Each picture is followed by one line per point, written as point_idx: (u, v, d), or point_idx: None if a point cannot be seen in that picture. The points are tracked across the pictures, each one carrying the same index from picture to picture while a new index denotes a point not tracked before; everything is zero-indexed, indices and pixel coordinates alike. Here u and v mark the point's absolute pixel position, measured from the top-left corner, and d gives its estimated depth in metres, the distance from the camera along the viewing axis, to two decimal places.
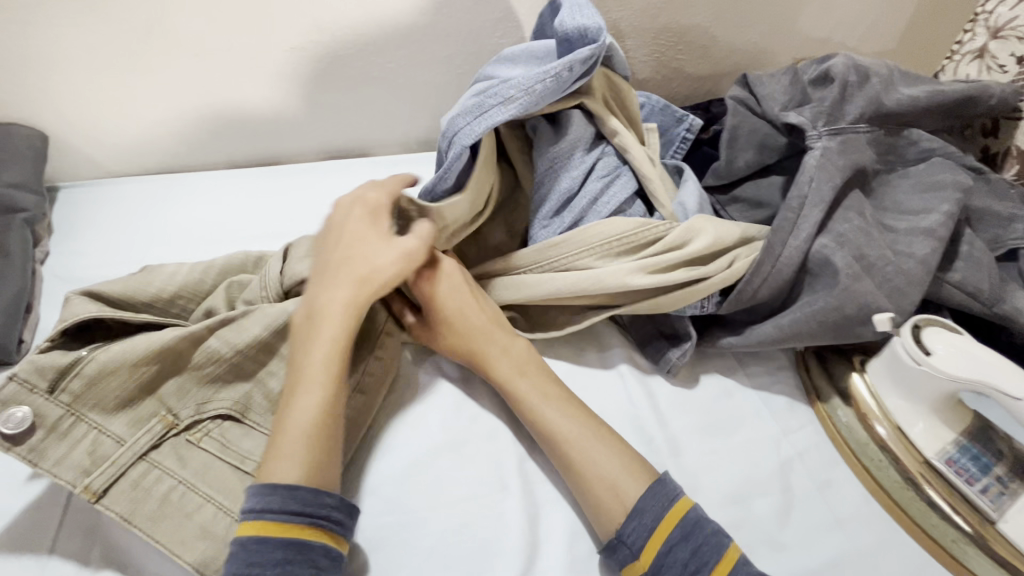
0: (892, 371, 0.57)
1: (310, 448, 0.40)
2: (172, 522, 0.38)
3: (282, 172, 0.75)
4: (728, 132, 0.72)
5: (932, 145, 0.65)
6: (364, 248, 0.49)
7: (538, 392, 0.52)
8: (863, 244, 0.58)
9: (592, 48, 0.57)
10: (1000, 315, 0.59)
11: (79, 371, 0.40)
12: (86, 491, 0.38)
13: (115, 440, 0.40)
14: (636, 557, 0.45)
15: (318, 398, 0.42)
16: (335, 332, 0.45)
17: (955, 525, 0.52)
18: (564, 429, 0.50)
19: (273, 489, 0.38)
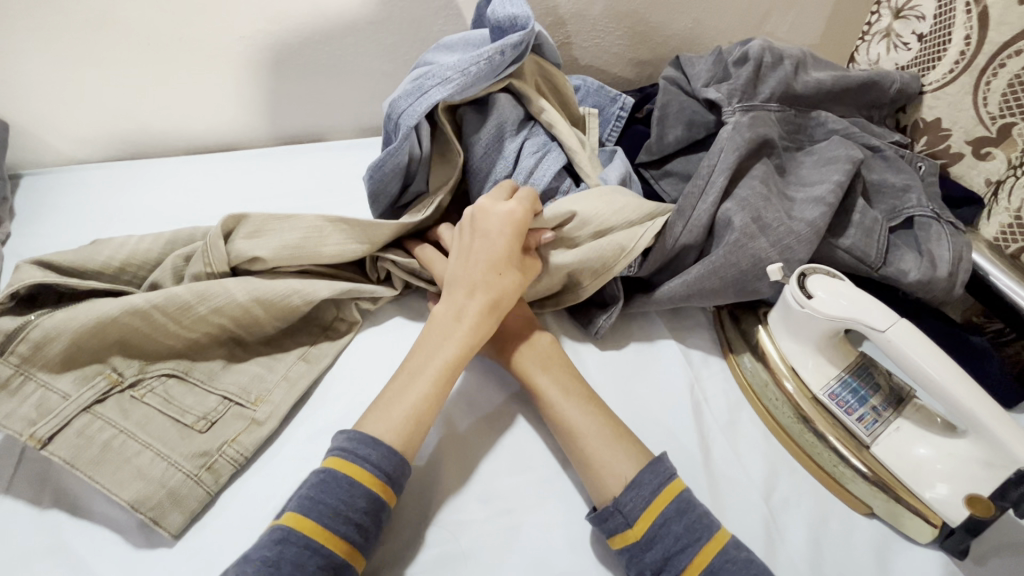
0: (787, 322, 0.50)
1: (409, 427, 0.43)
2: (113, 465, 0.43)
3: (235, 155, 0.78)
4: (659, 109, 0.69)
5: (837, 127, 0.64)
6: (506, 272, 0.50)
7: (559, 387, 0.48)
8: (758, 205, 0.54)
9: (523, 32, 0.56)
10: (885, 277, 0.55)
11: (26, 335, 0.45)
12: (32, 438, 0.42)
13: (61, 395, 0.45)
14: (630, 525, 0.41)
15: (421, 396, 0.44)
16: (463, 336, 0.47)
17: (847, 461, 0.46)
18: (575, 425, 0.46)
19: (377, 445, 0.41)
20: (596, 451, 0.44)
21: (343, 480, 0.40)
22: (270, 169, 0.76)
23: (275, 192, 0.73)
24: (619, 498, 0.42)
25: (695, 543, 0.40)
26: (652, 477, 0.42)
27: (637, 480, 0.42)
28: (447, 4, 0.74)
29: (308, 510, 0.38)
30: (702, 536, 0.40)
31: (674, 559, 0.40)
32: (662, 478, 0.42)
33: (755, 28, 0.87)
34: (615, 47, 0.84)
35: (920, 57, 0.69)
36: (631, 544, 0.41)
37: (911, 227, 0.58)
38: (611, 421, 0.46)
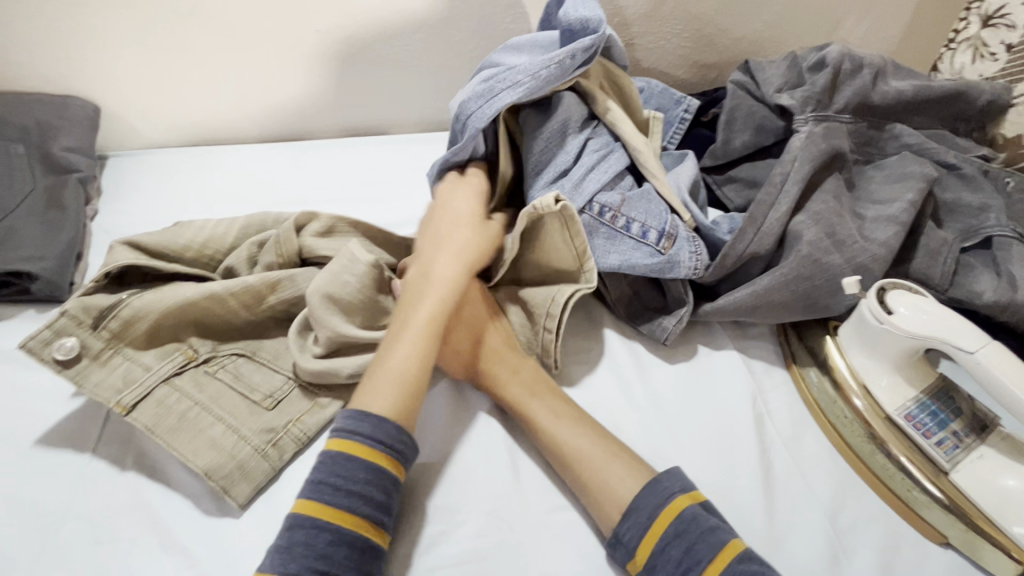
0: (861, 337, 0.48)
1: (402, 396, 0.44)
2: (189, 435, 0.45)
3: (303, 146, 0.80)
4: (726, 113, 0.68)
5: (914, 140, 0.61)
6: (461, 220, 0.54)
7: (549, 410, 0.46)
8: (830, 221, 0.52)
9: (593, 37, 0.56)
10: (954, 300, 0.53)
11: (117, 314, 0.48)
12: (118, 405, 0.45)
13: (144, 367, 0.48)
14: (632, 554, 0.40)
15: (413, 349, 0.46)
16: (443, 293, 0.48)
17: (922, 487, 0.43)
18: (562, 440, 0.45)
19: (365, 416, 0.42)
20: (607, 466, 0.43)
21: (342, 458, 0.40)
22: (334, 162, 0.78)
23: (338, 183, 0.75)
24: (616, 527, 0.41)
25: (697, 567, 0.38)
26: (646, 501, 0.41)
27: (633, 507, 0.41)
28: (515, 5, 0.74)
29: (313, 492, 0.39)
30: (704, 558, 0.38)
31: None
32: (660, 499, 0.41)
33: (827, 37, 0.84)
34: (680, 51, 0.83)
35: (1010, 68, 0.66)
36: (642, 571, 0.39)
37: (989, 248, 0.55)
38: (608, 442, 0.45)
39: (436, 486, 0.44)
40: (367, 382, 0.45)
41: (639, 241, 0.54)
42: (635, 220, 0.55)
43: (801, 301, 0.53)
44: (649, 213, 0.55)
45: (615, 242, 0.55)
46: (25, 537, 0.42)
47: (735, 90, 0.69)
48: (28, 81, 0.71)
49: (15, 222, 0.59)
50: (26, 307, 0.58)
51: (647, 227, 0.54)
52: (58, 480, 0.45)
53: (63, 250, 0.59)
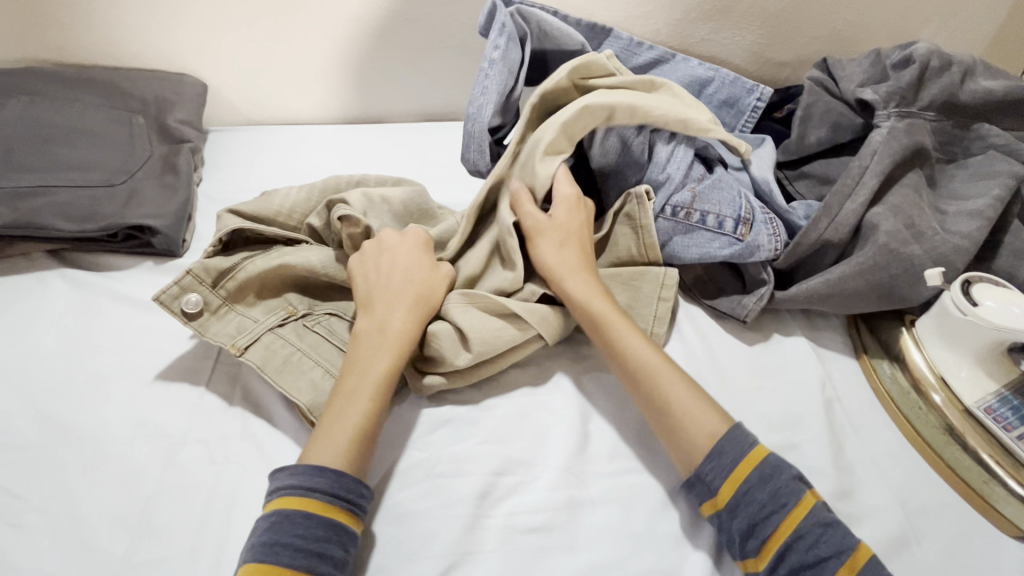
0: (943, 329, 0.48)
1: (347, 450, 0.43)
2: (293, 375, 0.50)
3: (384, 128, 0.85)
4: (802, 110, 0.68)
5: (1000, 141, 0.60)
6: (413, 269, 0.52)
7: (634, 331, 0.50)
8: (909, 213, 0.53)
9: (495, 48, 0.63)
10: None
11: (234, 274, 0.53)
12: (234, 346, 0.51)
13: (253, 320, 0.53)
14: (714, 495, 0.42)
15: (368, 404, 0.45)
16: (396, 347, 0.48)
17: (1000, 481, 0.44)
18: (641, 361, 0.48)
19: (321, 472, 0.41)
20: (671, 387, 0.46)
21: (297, 515, 0.39)
22: (411, 144, 0.83)
23: (416, 163, 0.79)
24: (698, 466, 0.43)
25: (781, 509, 0.40)
26: (715, 467, 0.42)
27: (719, 447, 0.42)
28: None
29: (265, 555, 0.38)
30: (788, 502, 0.40)
31: (760, 525, 0.40)
32: (743, 448, 0.42)
33: (911, 37, 0.83)
34: (756, 46, 0.83)
35: None
36: (720, 513, 0.42)
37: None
38: (685, 378, 0.47)
39: (514, 441, 0.48)
40: (316, 437, 0.43)
41: (715, 233, 0.56)
42: (709, 212, 0.56)
43: (879, 292, 0.53)
44: (722, 202, 0.56)
45: (689, 236, 0.57)
46: (151, 452, 0.47)
47: (812, 87, 0.69)
48: (147, 56, 0.78)
49: (139, 182, 0.66)
50: (144, 259, 0.64)
51: (721, 217, 0.56)
52: (177, 407, 0.50)
53: (178, 209, 0.65)
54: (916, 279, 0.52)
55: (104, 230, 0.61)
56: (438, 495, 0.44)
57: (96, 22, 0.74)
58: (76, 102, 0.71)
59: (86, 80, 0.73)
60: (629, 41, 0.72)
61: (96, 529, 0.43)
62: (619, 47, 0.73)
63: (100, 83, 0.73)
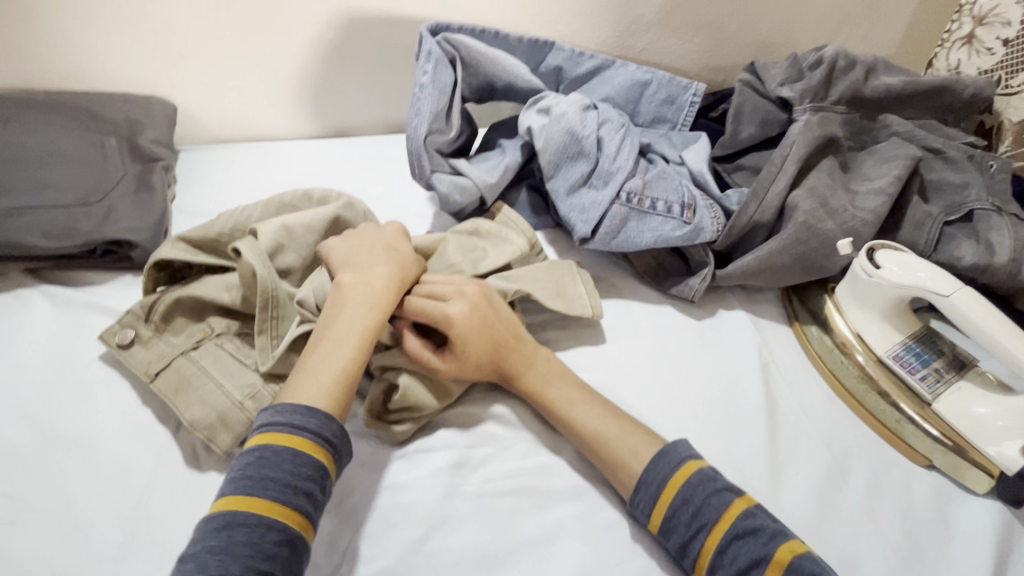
0: (856, 294, 0.54)
1: (330, 389, 0.48)
2: (189, 393, 0.51)
3: (351, 142, 0.89)
4: (733, 108, 0.73)
5: (902, 129, 0.70)
6: (396, 252, 0.58)
7: (566, 398, 0.51)
8: (826, 195, 0.60)
9: (422, 74, 0.69)
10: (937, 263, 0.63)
11: (156, 306, 0.57)
12: (145, 373, 0.53)
13: (170, 344, 0.55)
14: (649, 517, 0.45)
15: (345, 356, 0.49)
16: (372, 304, 0.52)
17: (909, 419, 0.50)
18: (597, 432, 0.48)
19: (303, 411, 0.45)
20: (636, 454, 0.47)
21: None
22: (377, 156, 0.87)
23: (384, 173, 0.84)
24: (644, 475, 0.46)
25: (705, 526, 0.43)
26: (655, 474, 0.46)
27: (649, 476, 0.46)
28: (545, 12, 0.82)
29: None
30: (711, 518, 0.43)
31: (690, 543, 0.43)
32: (672, 467, 0.46)
33: (828, 41, 0.92)
34: (692, 54, 0.90)
35: (1007, 60, 0.73)
36: (658, 531, 0.45)
37: (973, 220, 0.64)
38: (624, 423, 0.49)
39: (486, 417, 0.52)
40: (294, 384, 0.48)
41: (666, 216, 0.62)
42: (658, 199, 0.63)
43: (803, 263, 0.60)
44: (667, 190, 0.63)
45: (643, 221, 0.62)
46: (141, 449, 0.50)
47: (743, 88, 0.74)
48: (118, 79, 0.80)
49: (115, 200, 0.69)
50: (123, 273, 0.67)
51: (671, 202, 0.63)
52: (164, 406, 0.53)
53: (155, 224, 0.68)
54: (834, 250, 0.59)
55: (83, 247, 0.64)
56: (418, 466, 0.49)
57: (64, 48, 0.76)
58: (47, 126, 0.73)
59: (57, 104, 0.76)
60: (572, 51, 0.79)
61: (93, 522, 0.45)
62: (563, 58, 0.79)
63: (72, 107, 0.76)
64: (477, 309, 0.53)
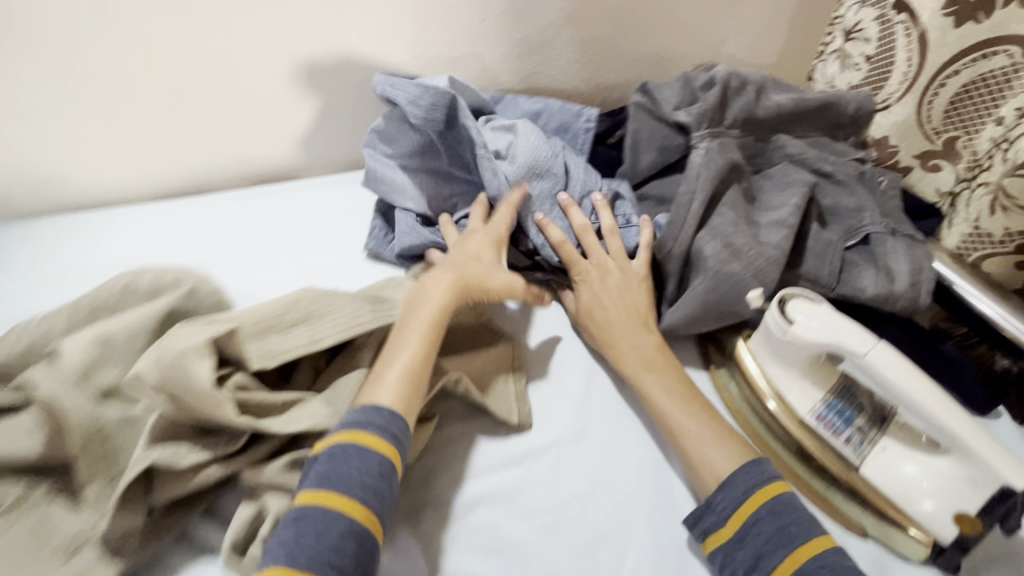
0: (772, 347, 0.50)
1: (406, 390, 0.49)
2: None
3: (200, 199, 0.74)
4: (630, 137, 0.69)
5: (796, 150, 0.68)
6: (472, 232, 0.62)
7: (663, 389, 0.54)
8: (729, 231, 0.57)
9: (389, 135, 0.68)
10: (840, 297, 0.62)
11: None
12: None
13: None
14: (723, 525, 0.45)
15: (416, 340, 0.51)
16: (439, 296, 0.55)
17: (833, 480, 0.48)
18: (679, 424, 0.51)
19: (375, 411, 0.46)
20: (707, 448, 0.49)
21: (303, 544, 0.40)
22: (234, 217, 0.73)
23: (244, 238, 0.70)
24: (727, 478, 0.47)
25: (790, 544, 0.43)
26: (742, 480, 0.46)
27: (731, 481, 0.47)
28: (417, 38, 0.72)
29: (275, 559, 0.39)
30: (796, 538, 0.43)
31: (766, 557, 0.43)
32: (756, 481, 0.46)
33: (716, 51, 0.89)
34: (582, 74, 0.84)
35: (871, 76, 0.73)
36: (724, 545, 0.45)
37: (869, 243, 0.64)
38: (712, 423, 0.51)
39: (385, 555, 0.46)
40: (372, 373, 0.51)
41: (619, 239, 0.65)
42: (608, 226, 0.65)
43: (723, 306, 0.56)
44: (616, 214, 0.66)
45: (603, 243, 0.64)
46: None
47: (637, 111, 0.69)
48: None
49: None
50: None
51: (626, 213, 0.66)
52: None
53: None
54: (743, 290, 0.55)
55: None
56: None
57: None
58: None
59: None
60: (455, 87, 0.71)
61: None
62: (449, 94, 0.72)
63: None
64: (618, 282, 0.61)
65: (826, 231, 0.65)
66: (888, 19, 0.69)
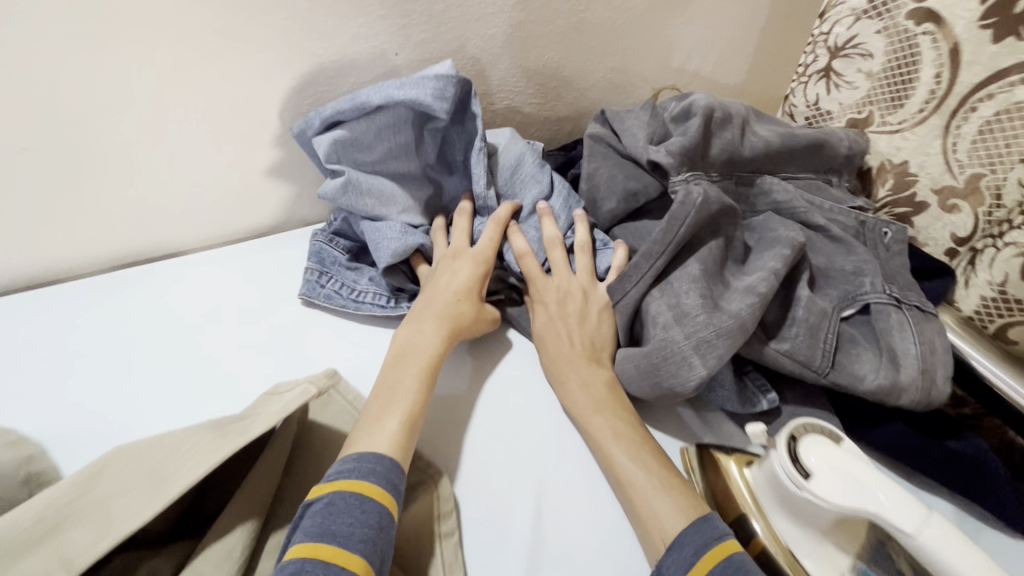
0: (782, 499, 0.39)
1: (402, 432, 0.44)
2: None
3: (45, 297, 0.58)
4: (586, 176, 0.62)
5: (784, 196, 0.58)
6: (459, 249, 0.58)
7: (611, 431, 0.48)
8: (678, 294, 0.49)
9: (355, 136, 0.55)
10: (834, 384, 0.50)
11: None
12: None
13: None
14: None
15: (415, 369, 0.48)
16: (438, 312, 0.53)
17: None
18: (624, 466, 0.45)
19: (363, 456, 0.42)
20: (655, 498, 0.43)
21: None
22: (84, 318, 0.57)
23: (99, 346, 0.55)
24: (674, 538, 0.40)
25: None
26: (692, 538, 0.39)
27: (678, 540, 0.40)
28: (316, 79, 0.58)
29: None
30: None
31: None
32: (708, 538, 0.39)
33: (680, 73, 0.77)
34: (526, 107, 0.72)
35: (878, 95, 0.63)
36: None
37: (868, 314, 0.52)
38: (664, 472, 0.45)
39: None
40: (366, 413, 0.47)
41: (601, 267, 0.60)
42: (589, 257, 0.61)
43: (684, 375, 0.47)
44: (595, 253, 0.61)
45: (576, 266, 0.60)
46: None
47: (594, 144, 0.63)
48: None
49: None
50: None
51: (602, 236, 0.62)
52: None
53: None
54: (692, 371, 0.46)
55: None
56: None
57: None
58: None
59: None
60: None
61: None
62: None
63: None
64: (562, 309, 0.55)
65: (817, 296, 0.54)
66: (907, 30, 0.58)
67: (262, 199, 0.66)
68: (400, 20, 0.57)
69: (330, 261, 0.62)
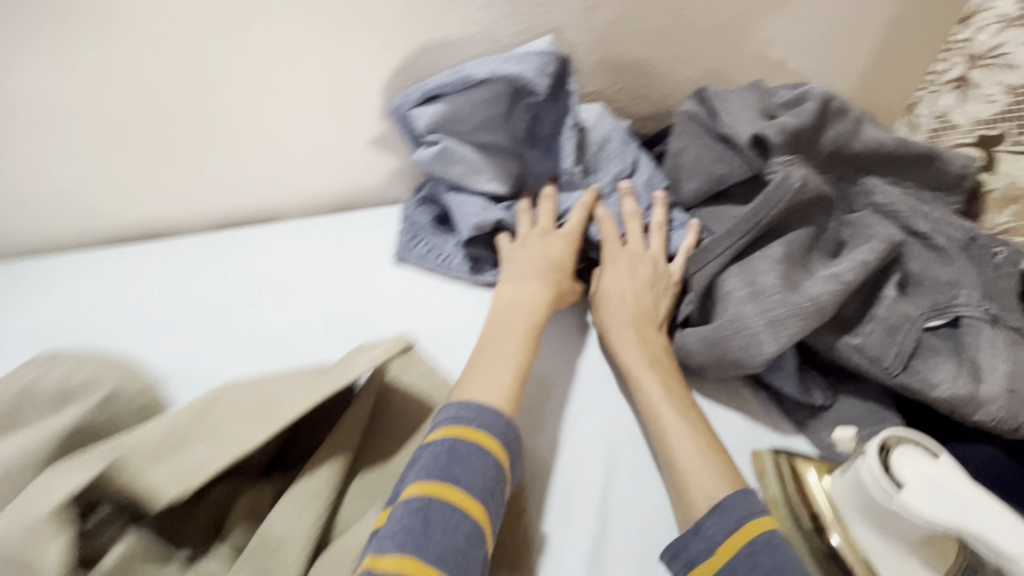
0: (867, 506, 0.39)
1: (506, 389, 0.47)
2: None
3: (155, 249, 0.63)
4: (672, 152, 0.64)
5: (887, 199, 0.58)
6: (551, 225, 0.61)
7: (664, 399, 0.50)
8: (756, 274, 0.51)
9: (456, 110, 0.58)
10: (901, 386, 0.50)
11: None
12: None
13: None
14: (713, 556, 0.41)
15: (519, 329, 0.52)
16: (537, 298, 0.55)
17: None
18: (667, 430, 0.48)
19: (479, 410, 0.44)
20: (698, 467, 0.45)
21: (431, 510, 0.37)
22: (190, 272, 0.62)
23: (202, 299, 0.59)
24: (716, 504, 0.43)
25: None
26: (736, 509, 0.42)
27: (723, 507, 0.42)
28: (418, 63, 0.61)
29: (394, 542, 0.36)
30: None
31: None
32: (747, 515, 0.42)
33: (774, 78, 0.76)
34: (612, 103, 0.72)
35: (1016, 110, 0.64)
36: None
37: (957, 328, 0.51)
38: (710, 449, 0.47)
39: None
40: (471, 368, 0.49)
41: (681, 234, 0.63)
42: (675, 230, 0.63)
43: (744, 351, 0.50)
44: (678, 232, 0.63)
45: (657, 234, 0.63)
46: None
47: (687, 122, 0.63)
48: None
49: None
50: None
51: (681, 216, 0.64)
52: None
53: None
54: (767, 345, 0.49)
55: None
56: None
57: None
58: None
59: None
60: None
61: None
62: None
63: None
64: (629, 281, 0.57)
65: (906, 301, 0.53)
66: None
67: (353, 178, 0.69)
68: (500, 10, 0.59)
69: (417, 225, 0.66)
